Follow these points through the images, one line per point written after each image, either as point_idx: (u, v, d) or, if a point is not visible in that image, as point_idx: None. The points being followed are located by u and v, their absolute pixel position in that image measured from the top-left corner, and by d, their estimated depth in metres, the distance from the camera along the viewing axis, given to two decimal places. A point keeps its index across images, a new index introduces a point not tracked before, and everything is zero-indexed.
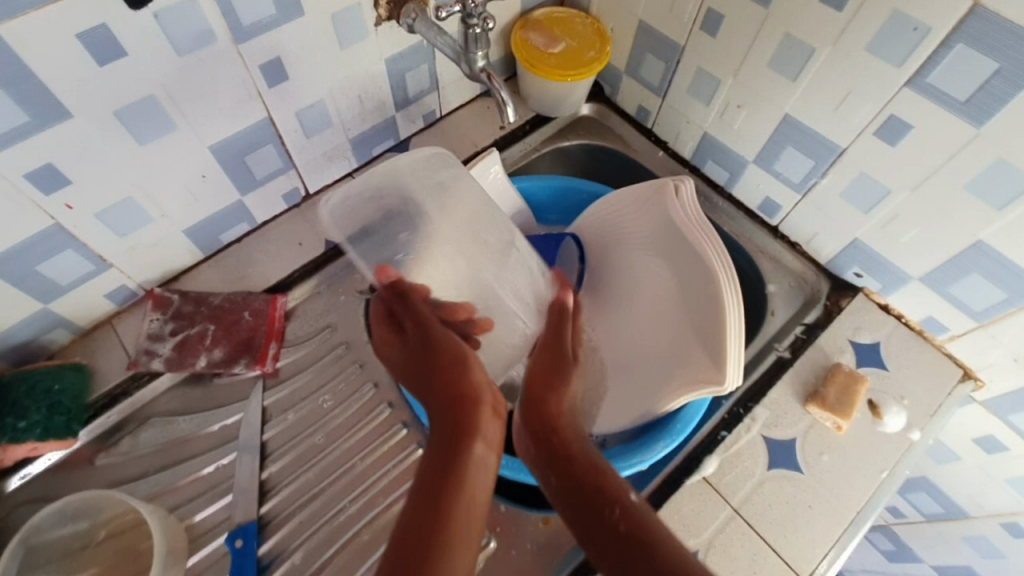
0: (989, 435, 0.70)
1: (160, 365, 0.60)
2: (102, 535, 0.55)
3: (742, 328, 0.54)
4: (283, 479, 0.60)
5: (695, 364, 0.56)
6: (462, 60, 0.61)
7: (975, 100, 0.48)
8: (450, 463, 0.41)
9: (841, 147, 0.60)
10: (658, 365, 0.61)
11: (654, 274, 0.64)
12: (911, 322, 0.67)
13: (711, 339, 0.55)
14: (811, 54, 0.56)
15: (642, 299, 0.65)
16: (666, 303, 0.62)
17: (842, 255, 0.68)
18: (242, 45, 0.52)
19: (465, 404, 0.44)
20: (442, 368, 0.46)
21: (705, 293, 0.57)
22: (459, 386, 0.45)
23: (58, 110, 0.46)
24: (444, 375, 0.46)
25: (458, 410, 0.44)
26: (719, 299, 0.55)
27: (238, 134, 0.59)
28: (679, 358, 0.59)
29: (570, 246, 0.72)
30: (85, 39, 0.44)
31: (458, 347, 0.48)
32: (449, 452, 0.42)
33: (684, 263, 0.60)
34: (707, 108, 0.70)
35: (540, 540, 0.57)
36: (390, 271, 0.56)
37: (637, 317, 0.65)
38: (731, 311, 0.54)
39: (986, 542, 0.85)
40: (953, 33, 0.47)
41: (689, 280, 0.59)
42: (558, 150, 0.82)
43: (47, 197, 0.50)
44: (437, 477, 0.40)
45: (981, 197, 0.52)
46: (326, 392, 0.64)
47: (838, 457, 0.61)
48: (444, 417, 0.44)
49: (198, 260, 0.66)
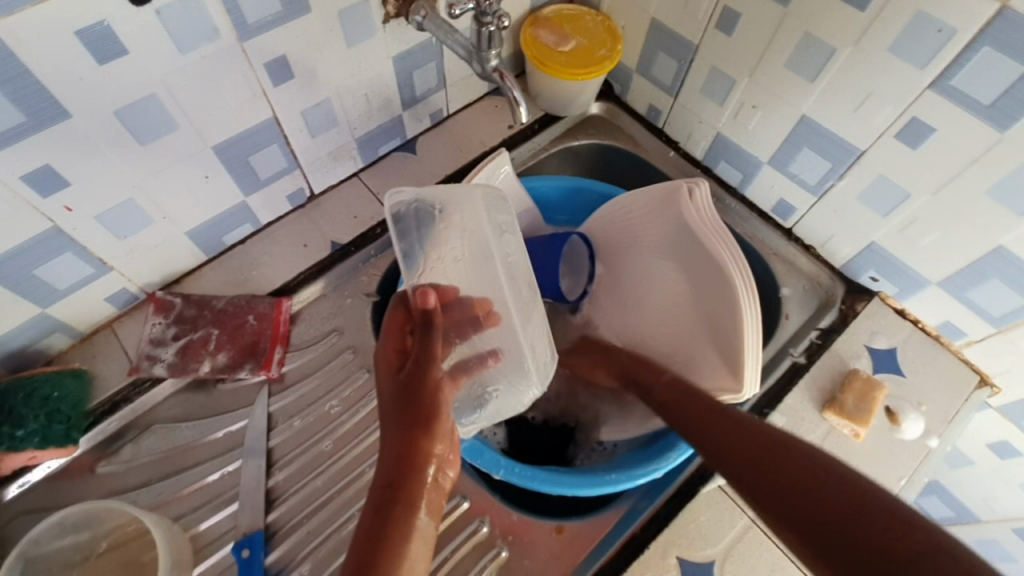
0: (1004, 441, 0.69)
1: (162, 370, 0.59)
2: (103, 546, 0.53)
3: (762, 341, 0.53)
4: (289, 487, 0.58)
5: (713, 372, 0.56)
6: (474, 59, 0.60)
7: (999, 104, 0.47)
8: (382, 530, 0.39)
9: (860, 150, 0.58)
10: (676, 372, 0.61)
11: (671, 281, 0.62)
12: (927, 326, 0.66)
13: (731, 351, 0.54)
14: (831, 54, 0.55)
15: (656, 301, 0.64)
16: (681, 307, 0.61)
17: (858, 258, 0.67)
18: (247, 43, 0.50)
19: (412, 470, 0.41)
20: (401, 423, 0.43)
21: (722, 303, 0.55)
22: (410, 451, 0.42)
23: (56, 110, 0.44)
24: (400, 433, 0.42)
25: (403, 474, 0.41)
26: (736, 307, 0.53)
27: (241, 134, 0.57)
28: (698, 365, 0.58)
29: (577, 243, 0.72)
30: (85, 36, 0.42)
31: (432, 403, 0.44)
32: (385, 520, 0.40)
33: (701, 271, 0.58)
34: (721, 108, 0.69)
35: (553, 550, 0.56)
36: (432, 296, 0.47)
37: (656, 323, 0.64)
38: (750, 323, 0.53)
39: (997, 546, 0.84)
40: (979, 36, 0.46)
41: (706, 289, 0.58)
42: (567, 150, 0.81)
43: (45, 199, 0.48)
44: (367, 547, 0.38)
45: (1004, 202, 0.51)
46: (333, 398, 0.63)
47: (855, 464, 0.60)
48: (386, 475, 0.41)
49: (200, 262, 0.65)
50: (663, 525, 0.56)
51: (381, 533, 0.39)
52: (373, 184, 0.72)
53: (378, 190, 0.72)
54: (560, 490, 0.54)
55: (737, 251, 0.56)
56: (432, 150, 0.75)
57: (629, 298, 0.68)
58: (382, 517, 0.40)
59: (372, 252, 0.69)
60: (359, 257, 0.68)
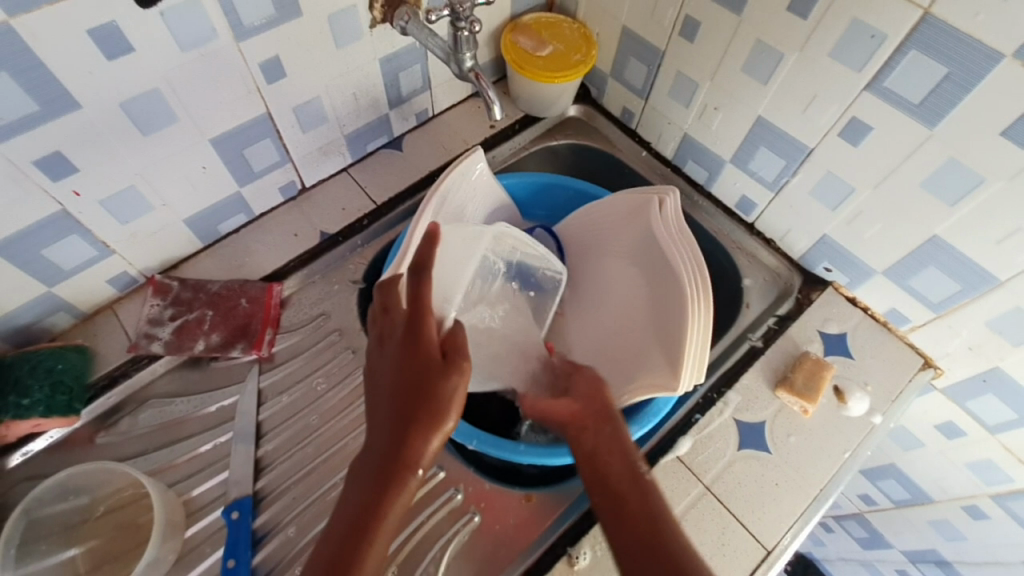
0: (948, 421, 0.72)
1: (159, 348, 0.63)
2: (101, 509, 0.57)
3: (706, 340, 0.58)
4: (277, 456, 0.62)
5: (659, 362, 0.60)
6: (452, 61, 0.65)
7: (927, 102, 0.52)
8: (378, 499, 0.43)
9: (809, 147, 0.63)
10: (620, 370, 0.64)
11: (633, 285, 0.67)
12: (876, 313, 0.70)
13: (676, 341, 0.58)
14: (781, 58, 0.60)
15: (615, 299, 0.69)
16: (636, 302, 0.66)
17: (812, 250, 0.72)
18: (243, 42, 0.55)
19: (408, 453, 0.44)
20: (401, 369, 0.47)
21: (675, 301, 0.60)
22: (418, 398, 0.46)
23: (67, 101, 0.49)
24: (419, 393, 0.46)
25: (420, 401, 0.46)
26: (683, 301, 0.59)
27: (237, 128, 0.61)
28: (644, 360, 0.62)
29: (542, 235, 0.77)
30: (95, 34, 0.47)
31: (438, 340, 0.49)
32: (403, 449, 0.44)
33: (657, 269, 0.64)
34: (687, 110, 0.74)
35: (523, 516, 0.60)
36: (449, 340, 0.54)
37: (615, 320, 0.68)
38: (695, 310, 0.58)
39: (949, 526, 0.85)
40: (906, 41, 0.50)
41: (661, 287, 0.63)
42: (546, 149, 0.86)
43: (55, 183, 0.52)
44: (378, 476, 0.44)
45: (935, 194, 0.56)
46: (320, 375, 0.67)
47: (805, 438, 0.64)
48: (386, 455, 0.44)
49: (196, 249, 0.69)
50: None
51: (399, 457, 0.44)
52: (361, 179, 0.77)
53: (365, 185, 0.76)
54: (528, 459, 0.58)
55: (698, 256, 0.61)
56: (417, 147, 0.80)
57: (589, 300, 0.73)
58: (394, 452, 0.44)
59: (358, 242, 0.73)
60: (346, 247, 0.73)
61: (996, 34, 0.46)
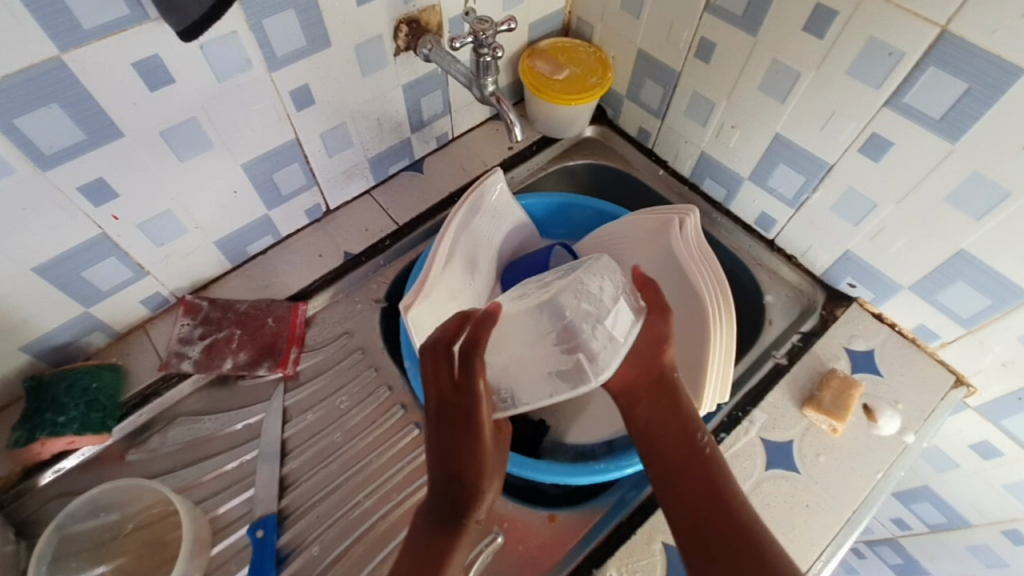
0: (983, 440, 0.70)
1: (189, 366, 0.64)
2: (130, 526, 0.58)
3: (729, 364, 0.59)
4: (302, 474, 0.63)
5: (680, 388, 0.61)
6: (474, 85, 0.67)
7: (948, 117, 0.52)
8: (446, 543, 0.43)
9: (830, 163, 0.63)
10: None
11: None
12: (904, 329, 0.69)
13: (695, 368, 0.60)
14: (798, 76, 0.61)
15: None
16: None
17: (835, 266, 0.71)
18: (275, 73, 0.58)
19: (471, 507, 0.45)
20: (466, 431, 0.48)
21: (699, 327, 0.61)
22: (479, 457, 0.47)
23: (112, 129, 0.51)
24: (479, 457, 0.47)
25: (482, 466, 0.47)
26: (707, 329, 0.60)
27: (268, 154, 0.64)
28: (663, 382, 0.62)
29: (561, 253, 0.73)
30: (140, 67, 0.49)
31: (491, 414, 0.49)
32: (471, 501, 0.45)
33: (679, 290, 0.65)
34: (705, 128, 0.74)
35: (546, 536, 0.60)
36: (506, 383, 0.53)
37: None
38: (717, 336, 0.59)
39: (989, 552, 0.81)
40: (924, 57, 0.51)
41: (684, 312, 0.64)
42: (564, 169, 0.87)
43: (96, 208, 0.55)
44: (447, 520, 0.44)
45: (961, 208, 0.55)
46: (344, 394, 0.68)
47: (834, 457, 0.63)
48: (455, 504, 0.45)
49: (225, 270, 0.71)
50: (650, 512, 0.59)
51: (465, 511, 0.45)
52: (383, 201, 0.79)
53: (387, 207, 0.78)
54: (552, 478, 0.57)
55: (719, 276, 0.62)
56: (437, 169, 0.82)
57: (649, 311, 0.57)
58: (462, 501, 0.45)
59: (381, 262, 0.75)
60: (369, 267, 0.74)
61: (1014, 50, 0.46)
